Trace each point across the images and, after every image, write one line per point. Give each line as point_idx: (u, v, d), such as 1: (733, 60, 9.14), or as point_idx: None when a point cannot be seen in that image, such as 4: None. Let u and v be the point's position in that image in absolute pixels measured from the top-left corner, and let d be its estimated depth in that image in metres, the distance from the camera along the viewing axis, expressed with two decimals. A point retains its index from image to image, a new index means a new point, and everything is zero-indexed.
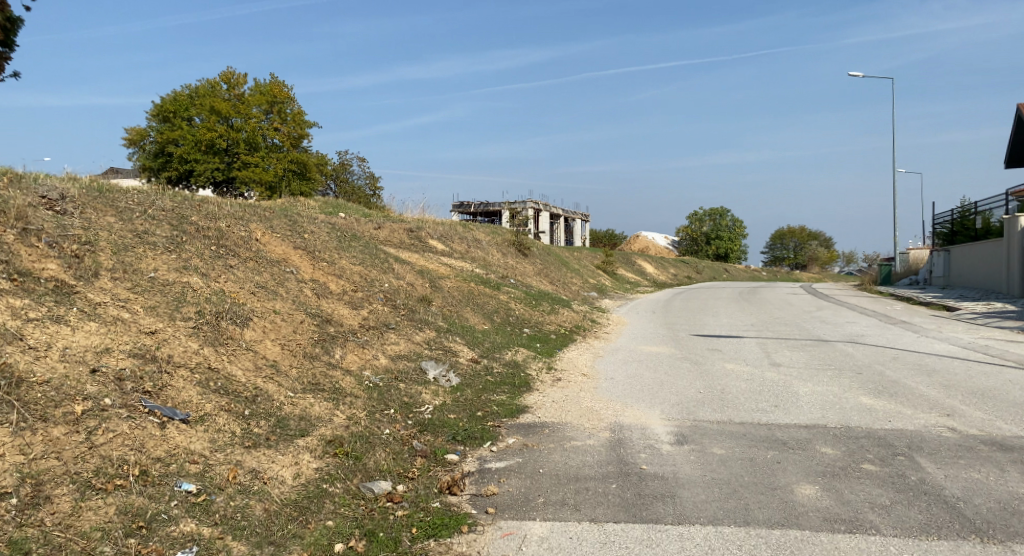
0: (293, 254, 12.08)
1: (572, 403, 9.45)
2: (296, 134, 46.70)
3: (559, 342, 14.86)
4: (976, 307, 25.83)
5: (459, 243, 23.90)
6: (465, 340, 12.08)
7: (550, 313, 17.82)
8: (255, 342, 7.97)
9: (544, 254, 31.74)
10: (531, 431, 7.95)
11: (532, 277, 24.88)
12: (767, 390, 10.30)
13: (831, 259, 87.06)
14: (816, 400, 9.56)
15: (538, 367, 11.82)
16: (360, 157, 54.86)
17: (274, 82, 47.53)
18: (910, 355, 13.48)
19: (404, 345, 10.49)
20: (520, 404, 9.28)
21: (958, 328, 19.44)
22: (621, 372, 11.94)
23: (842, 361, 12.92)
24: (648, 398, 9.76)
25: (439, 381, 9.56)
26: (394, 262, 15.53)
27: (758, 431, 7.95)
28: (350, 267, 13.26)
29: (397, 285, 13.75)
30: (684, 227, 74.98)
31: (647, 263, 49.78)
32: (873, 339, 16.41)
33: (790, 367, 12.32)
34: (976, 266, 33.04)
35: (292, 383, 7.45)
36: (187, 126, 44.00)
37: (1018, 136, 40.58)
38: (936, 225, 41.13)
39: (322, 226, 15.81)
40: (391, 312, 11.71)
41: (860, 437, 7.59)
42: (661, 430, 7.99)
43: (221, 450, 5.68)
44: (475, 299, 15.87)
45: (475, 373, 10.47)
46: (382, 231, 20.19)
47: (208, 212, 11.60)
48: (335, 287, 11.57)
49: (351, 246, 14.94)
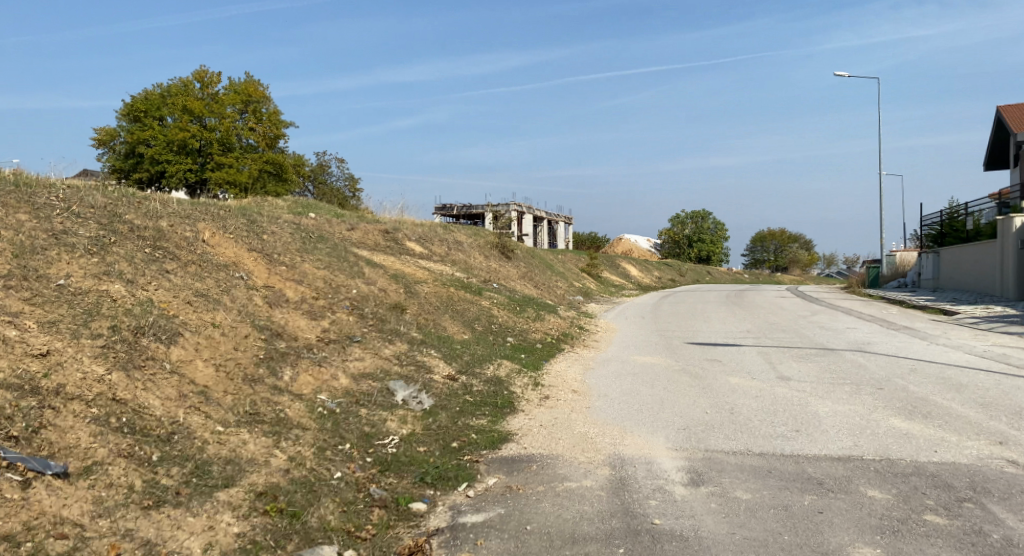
0: (246, 257, 10.71)
1: (563, 428, 8.16)
2: (272, 134, 45.21)
3: (546, 353, 13.54)
4: (977, 310, 24.84)
5: (439, 245, 22.57)
6: (441, 353, 10.76)
7: (535, 320, 16.52)
8: (183, 363, 6.58)
9: (528, 257, 30.43)
10: (516, 468, 6.65)
11: (516, 280, 23.60)
12: (783, 410, 9.06)
13: (813, 262, 86.55)
14: (842, 424, 8.32)
15: (523, 383, 10.52)
16: (339, 158, 53.48)
17: (250, 80, 46.07)
18: (931, 367, 12.32)
19: (369, 361, 9.16)
20: (503, 431, 7.99)
21: (963, 334, 18.34)
22: (616, 388, 10.65)
23: (857, 374, 11.74)
24: (648, 421, 8.50)
25: (410, 404, 8.23)
26: (365, 265, 14.19)
27: (786, 466, 6.70)
28: (312, 271, 11.91)
29: (366, 291, 12.41)
30: (667, 230, 74.13)
31: (632, 266, 48.66)
32: (881, 347, 15.24)
33: (800, 382, 11.10)
34: (969, 268, 32.10)
35: (225, 414, 6.09)
36: (159, 126, 42.37)
37: (1001, 138, 39.86)
38: (925, 226, 40.28)
39: (285, 226, 14.44)
40: (356, 323, 10.37)
41: (907, 476, 6.38)
42: (670, 465, 6.73)
43: (108, 514, 4.38)
44: (454, 306, 14.54)
45: (450, 393, 9.15)
46: (355, 233, 18.81)
47: (149, 209, 10.20)
48: (293, 295, 10.21)
49: (316, 248, 13.57)
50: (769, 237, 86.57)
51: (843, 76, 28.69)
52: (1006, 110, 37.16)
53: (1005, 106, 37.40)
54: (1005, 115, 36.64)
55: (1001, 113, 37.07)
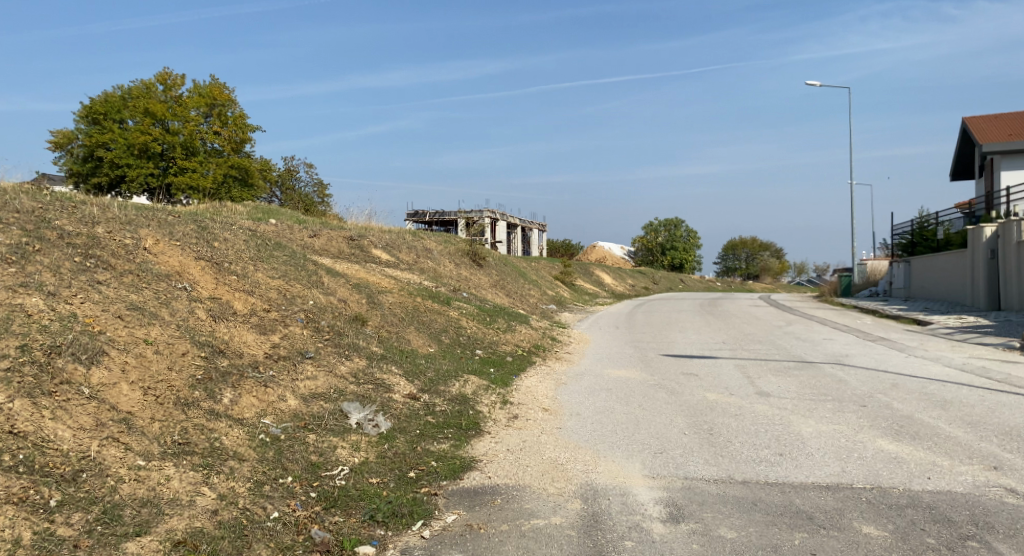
0: (192, 266, 10.01)
1: (532, 453, 7.55)
2: (238, 138, 44.27)
3: (516, 366, 12.92)
4: (949, 320, 24.66)
5: (407, 252, 21.89)
6: (402, 369, 10.10)
7: (505, 331, 15.91)
8: (105, 386, 5.88)
9: (500, 264, 29.82)
10: (478, 502, 6.05)
11: (486, 289, 22.99)
12: (766, 430, 8.54)
13: (783, 270, 86.89)
14: (828, 447, 7.79)
15: (489, 401, 9.90)
16: (307, 163, 52.60)
17: (215, 83, 45.06)
18: (912, 381, 11.91)
19: (321, 380, 8.50)
20: (466, 458, 7.37)
21: (939, 345, 18.01)
22: (588, 406, 10.07)
23: (838, 390, 11.28)
24: (623, 443, 7.93)
25: (365, 428, 7.59)
26: (325, 274, 13.50)
27: (772, 497, 6.15)
28: (266, 281, 11.22)
29: (325, 301, 11.73)
30: (639, 238, 73.97)
31: (605, 274, 48.22)
32: (858, 360, 14.82)
33: (780, 398, 10.60)
34: (939, 278, 32.05)
35: (149, 445, 5.40)
36: (119, 129, 41.25)
37: (966, 148, 40.10)
38: (895, 235, 40.30)
39: (240, 232, 13.71)
40: (310, 338, 9.71)
41: (904, 507, 5.85)
42: (648, 497, 6.15)
43: None
44: (420, 317, 13.88)
45: (411, 414, 8.51)
46: (318, 240, 18.11)
47: (84, 214, 9.47)
48: (241, 308, 9.53)
49: (273, 257, 12.86)
50: (739, 246, 86.89)
51: (816, 86, 28.16)
52: (970, 122, 37.30)
53: (970, 117, 37.60)
54: (970, 126, 36.81)
55: (966, 125, 37.26)
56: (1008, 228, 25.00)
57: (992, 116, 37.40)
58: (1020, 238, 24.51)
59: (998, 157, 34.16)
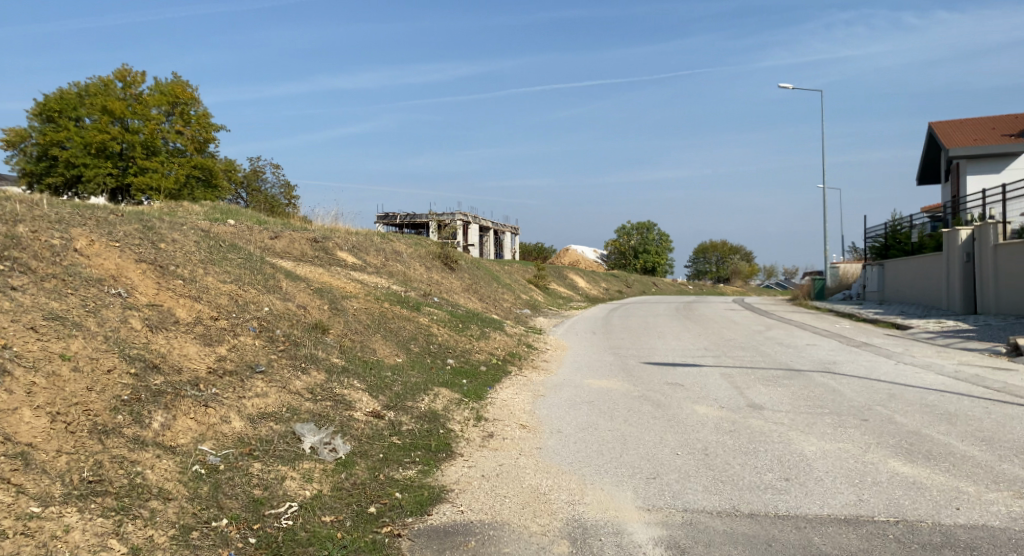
0: (131, 269, 9.04)
1: (510, 480, 6.69)
2: (202, 138, 42.90)
3: (491, 377, 12.02)
4: (929, 324, 24.19)
5: (375, 255, 20.93)
6: (366, 383, 9.15)
7: (478, 338, 15.02)
8: (2, 413, 5.02)
9: (472, 267, 28.92)
10: (447, 547, 5.20)
11: (459, 293, 22.11)
12: (765, 450, 7.76)
13: (753, 273, 86.93)
14: (837, 470, 7.01)
15: (462, 416, 9.03)
16: (274, 164, 51.35)
17: (177, 82, 43.65)
18: (909, 391, 11.22)
19: (272, 398, 7.59)
20: (436, 487, 6.50)
21: (924, 351, 17.41)
22: (569, 421, 9.23)
23: (833, 401, 10.57)
24: (611, 467, 7.13)
25: (321, 454, 6.70)
26: (283, 278, 12.53)
27: (787, 534, 5.39)
28: (216, 286, 10.27)
29: (282, 308, 10.77)
30: (612, 241, 73.54)
31: (578, 277, 47.53)
32: (847, 367, 14.11)
33: (774, 412, 9.85)
34: (913, 282, 31.70)
35: (48, 485, 4.62)
36: (76, 127, 39.79)
37: (931, 153, 40.04)
38: (868, 238, 40.03)
39: (191, 233, 12.71)
40: (263, 349, 8.77)
41: (939, 550, 5.09)
42: (645, 538, 5.38)
43: None
44: (388, 324, 12.95)
45: (374, 435, 7.62)
46: (279, 241, 17.12)
47: (6, 212, 8.50)
48: (184, 316, 8.57)
49: (226, 259, 11.89)
50: (709, 249, 86.93)
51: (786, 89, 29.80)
52: (936, 127, 37.14)
53: (937, 121, 37.48)
54: (936, 130, 36.67)
55: (932, 129, 37.12)
56: (984, 231, 24.64)
57: (958, 121, 37.29)
58: (996, 241, 24.16)
59: (964, 162, 33.92)
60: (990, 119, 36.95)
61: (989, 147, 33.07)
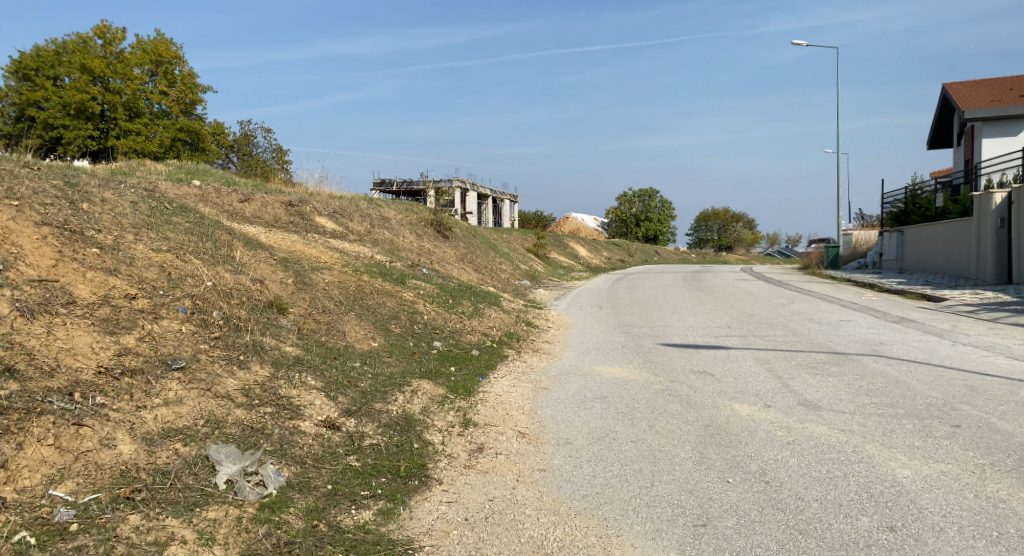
0: (23, 233, 7.07)
1: (505, 530, 4.82)
2: (188, 100, 40.58)
3: (484, 364, 10.09)
4: (965, 295, 22.18)
5: (359, 221, 18.90)
6: (323, 380, 7.15)
7: (472, 315, 13.04)
8: None
9: (468, 235, 26.83)
10: None
11: (453, 264, 20.13)
12: (846, 475, 5.84)
13: (756, 241, 84.73)
14: (956, 507, 5.09)
15: (444, 423, 7.06)
16: (265, 127, 49.06)
17: (161, 40, 41.25)
18: (983, 380, 9.26)
19: (188, 407, 5.63)
20: (401, 541, 4.62)
21: (976, 327, 15.42)
22: (579, 426, 7.29)
23: (902, 396, 8.62)
24: (643, 505, 5.22)
25: (240, 491, 4.78)
26: (239, 245, 10.51)
27: None
28: (145, 254, 8.30)
29: (229, 282, 8.77)
30: (613, 209, 71.27)
31: (580, 247, 45.46)
32: (899, 349, 12.13)
33: (835, 413, 7.88)
34: (937, 250, 29.58)
35: None
36: (53, 87, 37.56)
37: (944, 117, 37.80)
38: (885, 205, 37.80)
39: (131, 193, 10.68)
40: (189, 337, 6.81)
41: None
42: None
43: None
44: (365, 300, 10.95)
45: (325, 455, 5.69)
46: (248, 205, 15.10)
47: None
48: (85, 294, 6.61)
49: (168, 223, 9.90)
50: (711, 216, 84.58)
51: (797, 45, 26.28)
52: (951, 88, 34.82)
53: (951, 82, 35.17)
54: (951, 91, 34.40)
55: (947, 90, 34.83)
56: None
57: (975, 82, 34.99)
58: None
59: (979, 124, 31.62)
60: (1009, 79, 34.63)
61: (1010, 107, 30.79)
